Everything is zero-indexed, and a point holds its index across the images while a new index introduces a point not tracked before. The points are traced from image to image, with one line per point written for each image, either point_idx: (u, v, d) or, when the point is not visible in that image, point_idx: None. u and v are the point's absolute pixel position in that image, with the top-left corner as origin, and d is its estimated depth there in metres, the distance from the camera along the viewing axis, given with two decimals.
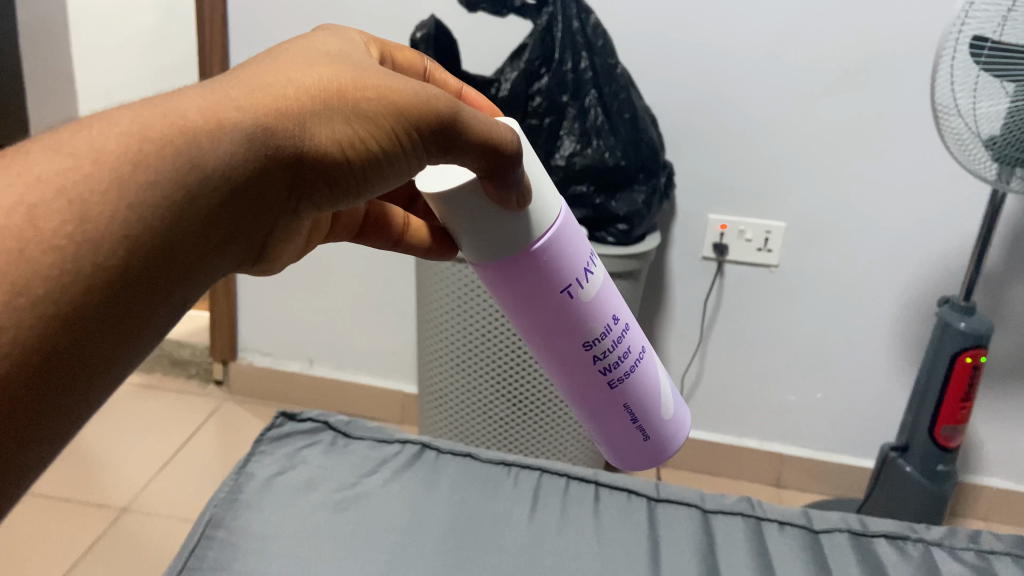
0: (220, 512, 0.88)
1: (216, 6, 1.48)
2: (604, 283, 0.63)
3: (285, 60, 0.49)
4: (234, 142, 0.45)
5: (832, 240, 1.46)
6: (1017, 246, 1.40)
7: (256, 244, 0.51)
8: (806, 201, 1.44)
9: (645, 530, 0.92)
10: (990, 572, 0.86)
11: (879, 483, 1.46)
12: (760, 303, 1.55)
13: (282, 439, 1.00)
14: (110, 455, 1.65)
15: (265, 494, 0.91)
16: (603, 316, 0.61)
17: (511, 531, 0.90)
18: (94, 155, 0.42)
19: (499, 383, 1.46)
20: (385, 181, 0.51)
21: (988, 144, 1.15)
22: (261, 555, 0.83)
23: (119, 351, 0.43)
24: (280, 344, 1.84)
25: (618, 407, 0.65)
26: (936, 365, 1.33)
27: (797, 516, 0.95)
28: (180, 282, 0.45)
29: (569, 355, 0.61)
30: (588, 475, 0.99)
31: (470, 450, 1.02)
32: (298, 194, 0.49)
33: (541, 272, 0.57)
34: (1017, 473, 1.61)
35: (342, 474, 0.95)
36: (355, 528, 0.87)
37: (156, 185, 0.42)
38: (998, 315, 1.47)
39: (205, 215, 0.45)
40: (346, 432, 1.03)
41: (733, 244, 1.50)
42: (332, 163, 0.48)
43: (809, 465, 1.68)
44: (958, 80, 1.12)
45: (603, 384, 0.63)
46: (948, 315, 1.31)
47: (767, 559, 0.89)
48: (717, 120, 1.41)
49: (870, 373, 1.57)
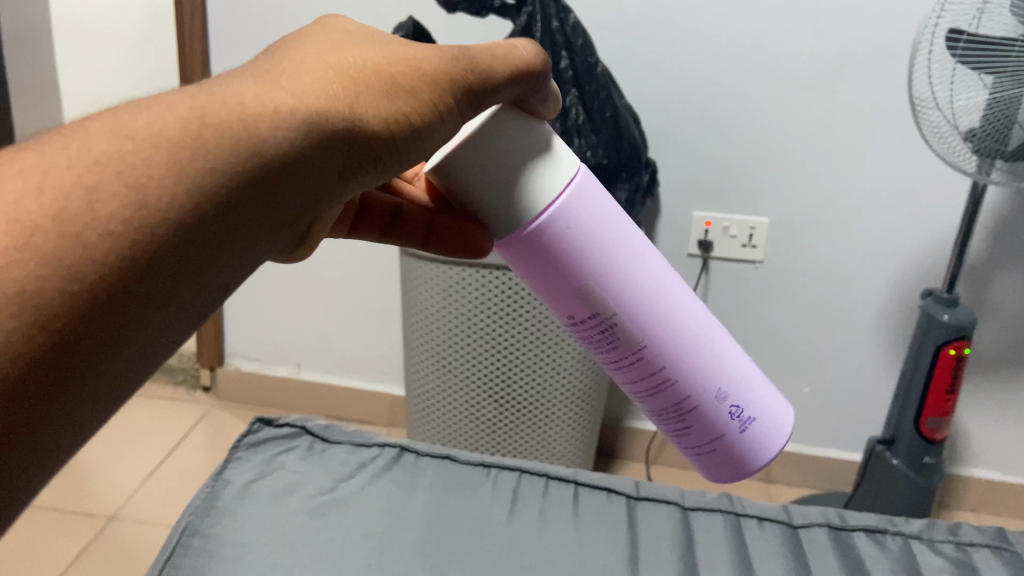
0: (196, 520, 0.88)
1: (195, 9, 1.47)
2: (653, 259, 0.59)
3: (317, 43, 0.47)
4: (294, 128, 0.42)
5: (816, 235, 1.46)
6: (998, 237, 1.41)
7: (301, 233, 0.48)
8: (789, 196, 1.44)
9: (626, 528, 0.92)
10: (968, 565, 0.87)
11: (866, 477, 1.46)
12: (746, 299, 1.55)
13: (259, 445, 1.00)
14: (96, 464, 1.65)
15: (242, 501, 0.90)
16: (648, 299, 0.58)
17: (489, 533, 0.90)
18: (152, 134, 0.39)
19: (508, 377, 1.45)
20: (423, 157, 0.50)
21: (967, 137, 1.15)
22: (239, 562, 0.83)
23: (158, 343, 0.40)
24: (268, 350, 1.84)
25: (721, 333, 0.63)
26: (921, 357, 1.34)
27: (777, 512, 0.95)
28: (226, 272, 0.42)
29: (667, 279, 0.59)
30: (568, 475, 0.99)
31: (449, 452, 1.01)
32: (350, 178, 0.47)
33: (600, 208, 0.56)
34: (1003, 464, 1.62)
35: (319, 479, 0.95)
36: (333, 533, 0.87)
37: (215, 170, 0.40)
38: (982, 307, 1.47)
39: (262, 201, 0.43)
40: (324, 436, 1.02)
41: (717, 240, 1.50)
42: (382, 143, 0.46)
43: (797, 460, 1.68)
44: (936, 73, 1.13)
45: (699, 307, 0.62)
46: (932, 308, 1.32)
47: (745, 556, 0.89)
48: (699, 117, 1.41)
49: (856, 367, 1.57)
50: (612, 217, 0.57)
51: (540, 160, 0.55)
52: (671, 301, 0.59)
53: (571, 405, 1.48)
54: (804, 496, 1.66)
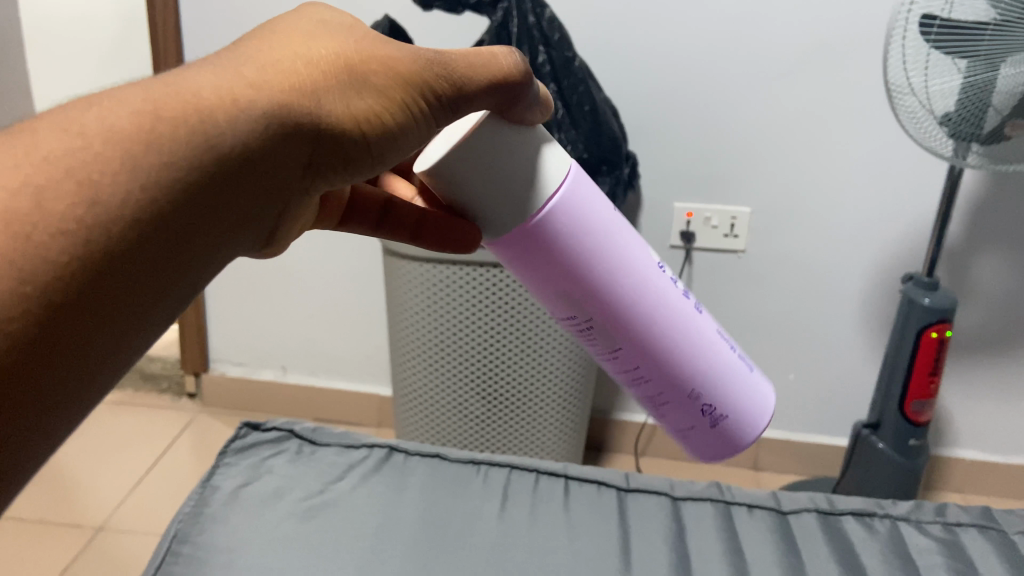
0: (185, 527, 0.87)
1: (169, 13, 1.46)
2: (641, 252, 0.59)
3: (286, 35, 0.46)
4: (250, 122, 0.42)
5: (797, 223, 1.47)
6: (977, 221, 1.42)
7: (270, 227, 0.48)
8: (769, 185, 1.45)
9: (616, 520, 0.92)
10: (956, 545, 0.87)
11: (853, 461, 1.47)
12: (730, 289, 1.56)
13: (246, 450, 0.99)
14: (83, 474, 1.63)
15: (230, 506, 0.90)
16: (634, 297, 0.59)
17: (481, 529, 0.90)
18: (103, 132, 0.39)
19: (492, 375, 1.45)
20: (396, 153, 0.49)
21: (943, 121, 1.17)
22: (229, 568, 0.82)
23: (123, 343, 0.40)
24: (253, 355, 1.83)
25: (706, 344, 0.63)
26: (904, 341, 1.35)
27: (766, 499, 0.96)
28: (189, 268, 0.42)
29: (646, 291, 0.59)
30: (558, 469, 0.99)
31: (439, 450, 1.02)
32: (314, 171, 0.46)
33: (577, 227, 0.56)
34: (988, 444, 1.64)
35: (308, 481, 0.95)
36: (323, 534, 0.87)
37: (170, 165, 0.40)
38: (963, 290, 1.49)
39: (221, 198, 0.42)
40: (312, 438, 1.02)
41: (699, 231, 1.51)
42: (347, 138, 0.46)
43: (785, 447, 1.70)
44: (910, 59, 1.14)
45: (684, 312, 0.62)
46: (912, 292, 1.33)
47: (736, 543, 0.90)
48: (680, 109, 1.41)
49: (841, 353, 1.59)
50: (592, 233, 0.56)
51: (526, 172, 0.54)
52: (658, 295, 0.60)
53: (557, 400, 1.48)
54: (793, 482, 1.67)
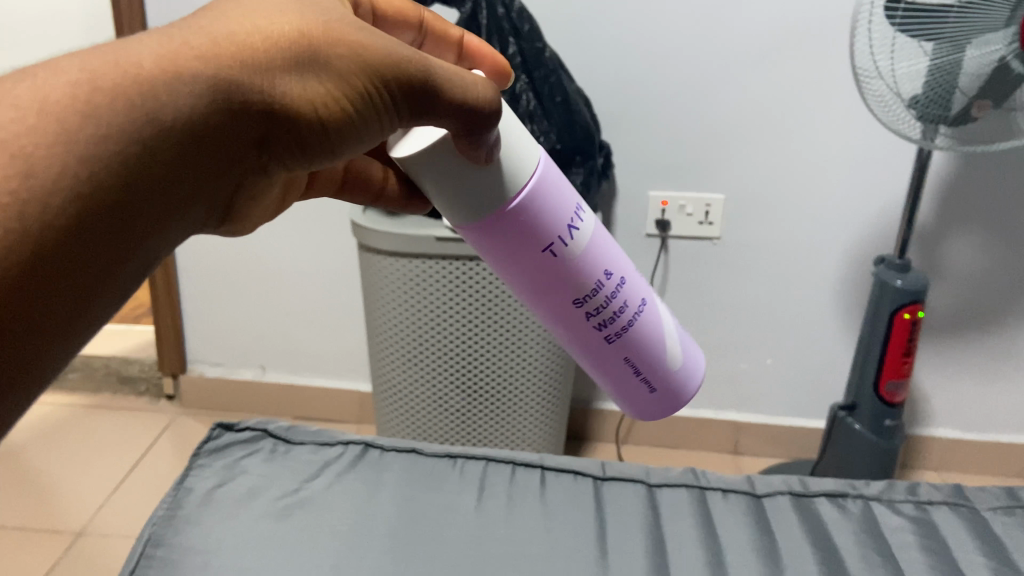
0: (159, 530, 0.86)
1: (134, 12, 1.44)
2: (596, 230, 0.62)
3: (248, 6, 0.43)
4: (192, 96, 0.40)
5: (771, 209, 1.48)
6: (946, 202, 1.44)
7: (221, 205, 0.46)
8: (741, 170, 1.46)
9: (593, 510, 0.93)
10: (926, 523, 0.88)
11: (830, 442, 1.49)
12: (707, 275, 1.57)
13: (220, 451, 0.98)
14: (63, 479, 1.62)
15: (205, 508, 0.89)
16: (594, 272, 0.61)
17: (457, 523, 0.90)
18: (37, 100, 0.37)
19: (462, 368, 1.45)
20: (360, 141, 0.47)
21: (911, 104, 1.17)
22: (205, 570, 0.82)
23: (71, 319, 0.39)
24: (230, 353, 1.81)
25: (619, 360, 0.65)
26: (877, 323, 1.36)
27: (740, 483, 0.97)
28: (135, 245, 0.41)
29: (563, 310, 0.61)
30: (534, 460, 1.00)
31: (416, 446, 1.02)
32: (267, 150, 0.44)
33: (504, 243, 0.57)
34: (963, 422, 1.66)
35: (283, 481, 0.94)
36: (299, 533, 0.87)
37: (107, 138, 0.38)
38: (935, 271, 1.51)
39: (162, 175, 0.40)
40: (286, 437, 1.02)
41: (674, 219, 1.51)
42: (303, 122, 0.43)
43: (765, 431, 1.71)
44: (877, 43, 1.14)
45: (600, 335, 0.63)
46: (885, 274, 1.34)
47: (711, 528, 0.90)
48: (653, 98, 1.41)
49: (817, 336, 1.60)
50: (519, 251, 0.58)
51: (501, 158, 0.55)
52: (612, 268, 0.62)
53: (533, 391, 1.49)
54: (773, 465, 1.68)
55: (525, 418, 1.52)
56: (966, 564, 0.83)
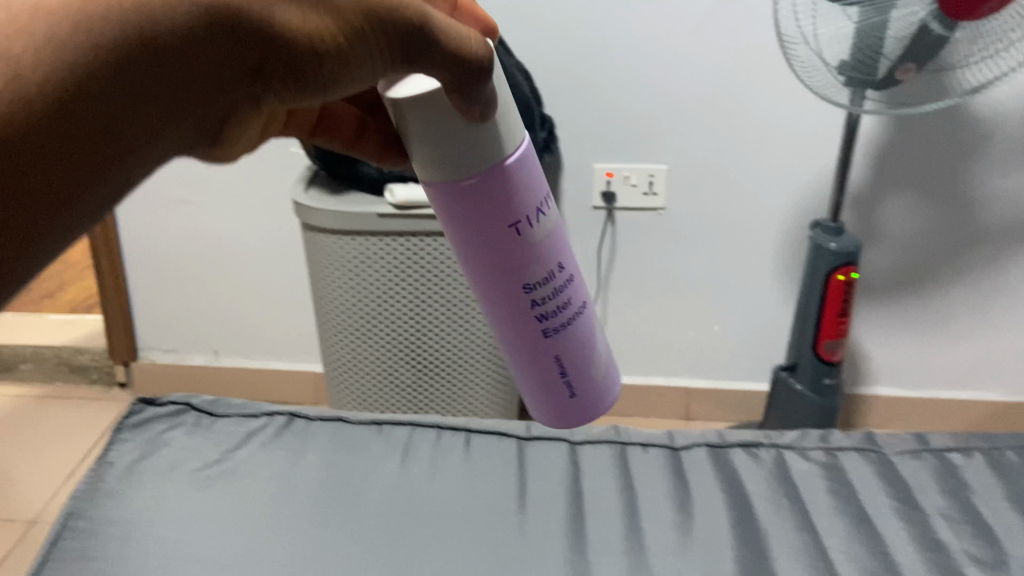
0: (80, 504, 0.87)
1: None
2: (558, 225, 0.61)
3: None
4: (187, 15, 0.39)
5: (710, 177, 1.51)
6: (878, 165, 1.47)
7: (216, 137, 0.45)
8: (680, 142, 1.48)
9: (514, 469, 0.95)
10: (837, 469, 0.94)
11: (774, 402, 1.53)
12: (652, 245, 1.59)
13: (142, 425, 0.99)
14: (14, 469, 1.61)
15: (127, 481, 0.90)
16: (548, 262, 0.60)
17: (376, 483, 0.92)
18: (30, 4, 0.36)
19: (411, 342, 1.45)
20: (356, 81, 0.46)
21: (836, 68, 1.19)
22: (126, 540, 0.83)
23: (42, 230, 0.38)
24: (182, 341, 1.81)
25: (549, 359, 0.64)
26: (813, 285, 1.39)
27: (660, 437, 1.01)
28: (117, 163, 0.40)
29: (509, 294, 0.60)
30: (459, 423, 1.02)
31: (341, 414, 1.03)
32: (260, 80, 0.43)
33: (468, 209, 0.56)
34: (902, 379, 1.70)
35: (205, 452, 0.95)
36: (220, 501, 0.88)
37: (100, 48, 0.37)
38: (869, 233, 1.54)
39: (151, 94, 0.40)
40: (211, 410, 1.02)
41: (620, 191, 1.53)
42: (298, 54, 0.42)
43: (714, 396, 1.74)
44: (800, 7, 1.17)
45: (538, 329, 0.62)
46: (819, 237, 1.37)
47: (629, 480, 0.94)
48: (591, 70, 1.43)
49: (760, 301, 1.63)
50: (481, 220, 0.56)
51: (495, 116, 0.54)
52: (564, 263, 0.62)
53: (473, 368, 1.50)
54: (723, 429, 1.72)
55: (465, 392, 1.54)
56: (875, 509, 0.89)
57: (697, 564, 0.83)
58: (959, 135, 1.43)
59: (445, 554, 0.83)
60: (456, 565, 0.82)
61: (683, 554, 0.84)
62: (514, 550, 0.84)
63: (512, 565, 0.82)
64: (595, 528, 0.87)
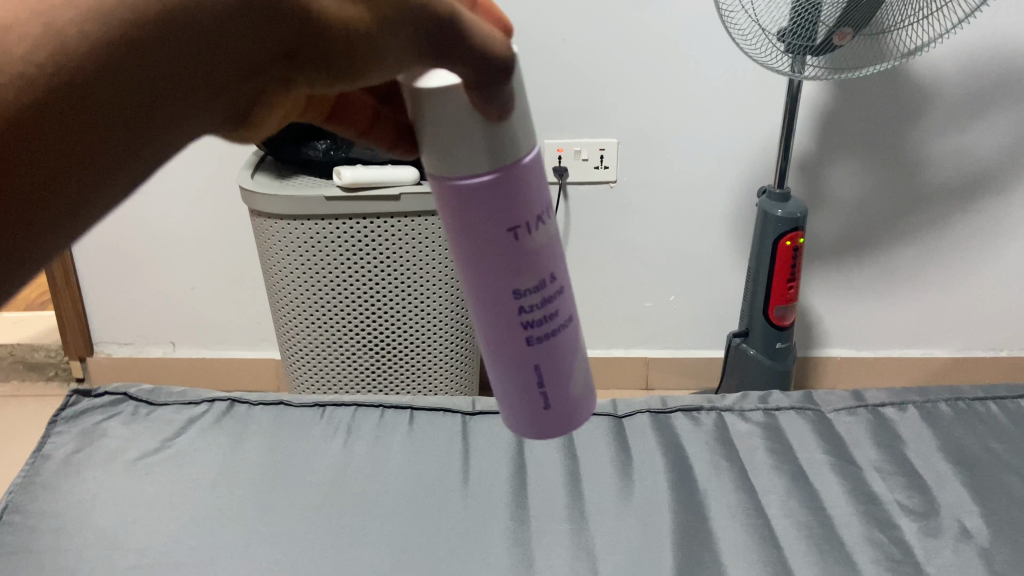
0: (16, 497, 0.86)
1: None
2: (558, 231, 0.54)
3: None
4: None
5: (658, 148, 1.51)
6: (823, 130, 1.48)
7: (251, 118, 0.44)
8: (628, 114, 1.48)
9: (458, 444, 0.96)
10: (774, 428, 1.00)
11: (730, 368, 1.55)
12: (604, 218, 1.59)
13: (77, 417, 0.97)
14: None
15: (63, 473, 0.89)
16: (544, 267, 0.53)
17: (316, 465, 0.92)
18: None
19: (372, 330, 1.43)
20: (389, 72, 0.43)
21: (776, 35, 1.20)
22: (62, 531, 0.82)
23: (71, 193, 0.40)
24: (138, 334, 1.78)
25: (529, 372, 0.55)
26: (762, 251, 1.41)
27: (604, 405, 1.04)
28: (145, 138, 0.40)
29: (496, 297, 0.52)
30: (403, 402, 1.02)
31: (283, 397, 1.02)
32: (292, 65, 0.41)
33: (459, 200, 0.49)
34: (854, 340, 1.73)
35: (144, 441, 0.94)
36: (158, 489, 0.88)
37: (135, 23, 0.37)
38: (817, 198, 1.56)
39: (182, 73, 0.39)
40: (149, 399, 1.01)
41: (571, 165, 1.53)
42: (330, 41, 0.40)
43: (672, 364, 1.76)
44: None
45: (521, 338, 0.54)
46: (766, 204, 1.39)
47: (572, 450, 0.96)
48: (535, 44, 1.42)
49: (712, 269, 1.65)
50: (473, 213, 0.49)
51: (513, 114, 0.48)
52: (559, 274, 0.54)
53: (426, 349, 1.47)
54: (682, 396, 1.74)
55: (419, 375, 1.50)
56: (809, 461, 0.95)
57: (638, 534, 0.84)
58: (901, 98, 1.45)
59: (391, 534, 0.84)
60: (403, 543, 0.83)
61: (622, 527, 0.85)
62: (459, 527, 0.85)
63: (457, 543, 0.83)
64: (537, 504, 0.88)
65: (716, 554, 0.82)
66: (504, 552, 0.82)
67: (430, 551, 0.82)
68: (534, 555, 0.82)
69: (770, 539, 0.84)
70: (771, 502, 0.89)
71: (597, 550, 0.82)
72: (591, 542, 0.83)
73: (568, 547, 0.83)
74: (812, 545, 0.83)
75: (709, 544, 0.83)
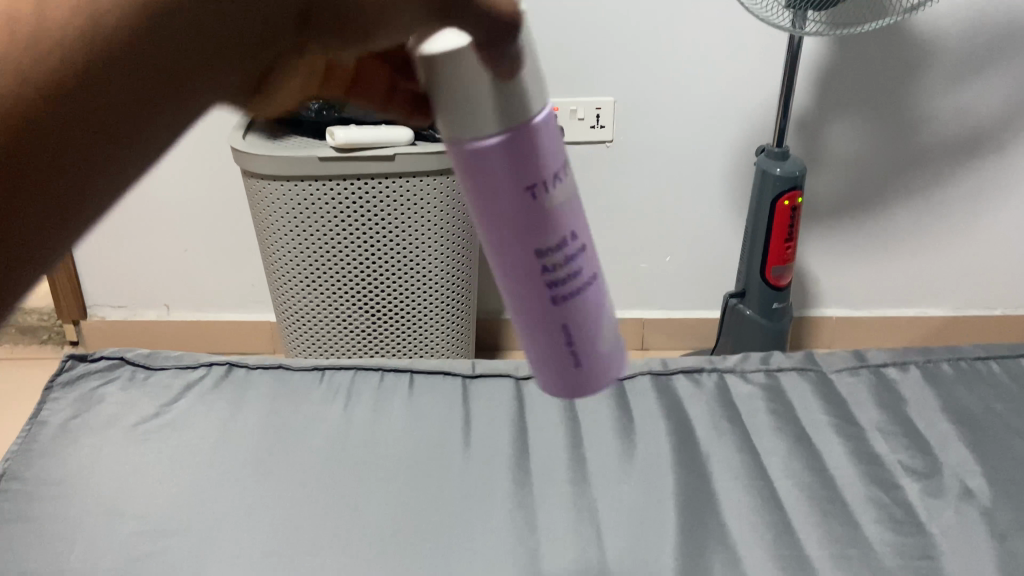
0: (15, 465, 0.86)
1: None
2: (577, 190, 0.52)
3: None
4: None
5: (657, 110, 1.49)
6: (823, 86, 1.46)
7: (270, 82, 0.44)
8: (626, 73, 1.45)
9: (462, 408, 0.96)
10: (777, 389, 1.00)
11: (726, 328, 1.55)
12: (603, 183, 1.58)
13: (73, 383, 0.97)
14: None
15: (62, 441, 0.89)
16: (566, 223, 0.51)
17: (320, 431, 0.92)
18: None
19: (369, 290, 1.41)
20: (399, 31, 0.42)
21: None
22: (64, 498, 0.82)
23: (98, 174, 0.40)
24: (136, 299, 1.77)
25: (557, 328, 0.54)
26: (760, 212, 1.40)
27: None
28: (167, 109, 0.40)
29: (518, 257, 0.51)
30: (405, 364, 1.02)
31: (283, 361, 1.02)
32: (308, 25, 0.42)
33: (479, 164, 0.48)
34: (850, 298, 1.73)
35: (142, 407, 0.94)
36: (159, 455, 0.88)
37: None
38: (815, 158, 1.54)
39: (201, 39, 0.39)
40: (146, 364, 1.01)
41: (567, 125, 1.50)
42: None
43: (667, 323, 1.76)
44: None
45: (545, 296, 0.52)
46: (765, 163, 1.37)
47: (574, 412, 0.96)
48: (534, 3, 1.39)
49: (710, 231, 1.64)
50: (489, 176, 0.48)
51: (523, 75, 0.46)
52: (582, 232, 0.53)
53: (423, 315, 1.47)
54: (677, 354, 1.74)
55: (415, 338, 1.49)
56: (811, 421, 0.95)
57: (638, 501, 0.84)
58: (903, 55, 1.43)
59: (392, 502, 0.83)
60: (402, 512, 0.82)
61: (624, 496, 0.85)
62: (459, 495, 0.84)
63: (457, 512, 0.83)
64: (537, 472, 0.88)
65: (716, 521, 0.82)
66: (505, 520, 0.82)
67: (430, 520, 0.82)
68: (536, 523, 0.82)
69: (772, 505, 0.84)
70: (772, 465, 0.89)
71: (597, 519, 0.82)
72: (590, 510, 0.83)
73: (570, 515, 0.83)
74: (814, 513, 0.83)
75: (711, 512, 0.83)
